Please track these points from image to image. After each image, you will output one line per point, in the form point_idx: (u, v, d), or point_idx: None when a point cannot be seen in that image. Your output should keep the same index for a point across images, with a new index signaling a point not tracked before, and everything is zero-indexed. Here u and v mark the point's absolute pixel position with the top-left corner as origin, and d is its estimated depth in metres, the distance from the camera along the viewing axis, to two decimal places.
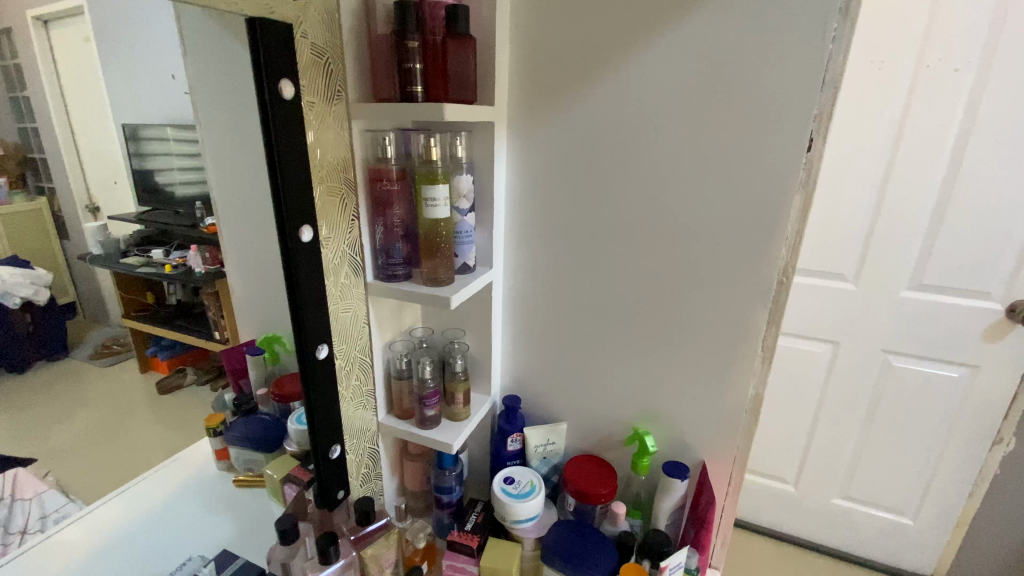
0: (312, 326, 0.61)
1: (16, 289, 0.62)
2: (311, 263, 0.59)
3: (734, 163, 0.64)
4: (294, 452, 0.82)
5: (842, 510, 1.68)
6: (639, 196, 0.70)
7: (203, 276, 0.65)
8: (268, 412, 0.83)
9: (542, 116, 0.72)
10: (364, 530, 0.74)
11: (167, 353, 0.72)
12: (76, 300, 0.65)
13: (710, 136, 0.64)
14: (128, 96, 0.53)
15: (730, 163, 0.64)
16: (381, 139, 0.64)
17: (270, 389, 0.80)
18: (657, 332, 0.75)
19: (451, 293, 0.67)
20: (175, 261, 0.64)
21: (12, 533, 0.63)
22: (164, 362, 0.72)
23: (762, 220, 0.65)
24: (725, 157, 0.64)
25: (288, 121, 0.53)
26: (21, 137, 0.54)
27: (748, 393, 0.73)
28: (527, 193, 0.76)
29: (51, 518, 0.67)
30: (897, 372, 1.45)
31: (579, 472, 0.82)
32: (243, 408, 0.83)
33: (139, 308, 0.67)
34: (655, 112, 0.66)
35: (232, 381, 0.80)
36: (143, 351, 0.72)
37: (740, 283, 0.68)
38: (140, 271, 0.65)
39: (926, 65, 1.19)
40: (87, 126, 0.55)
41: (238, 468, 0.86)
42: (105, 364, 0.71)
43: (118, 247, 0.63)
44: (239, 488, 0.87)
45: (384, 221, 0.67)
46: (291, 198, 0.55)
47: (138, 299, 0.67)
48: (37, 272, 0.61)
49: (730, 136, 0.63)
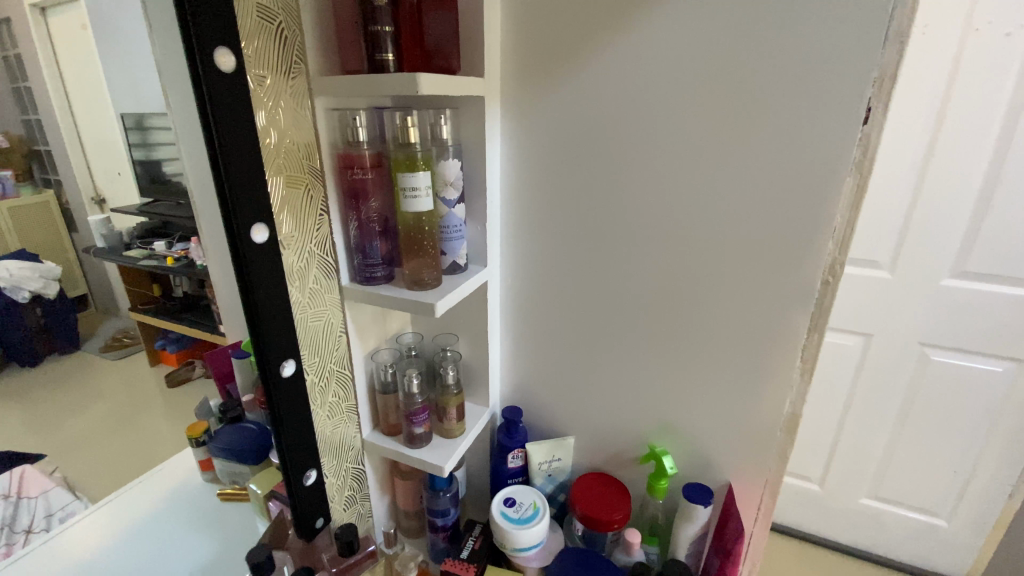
0: (273, 339, 0.52)
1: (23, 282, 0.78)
2: (269, 268, 0.50)
3: (771, 140, 0.53)
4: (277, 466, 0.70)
5: (870, 510, 1.58)
6: (656, 181, 0.60)
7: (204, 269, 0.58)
8: (255, 422, 0.73)
9: (541, 88, 0.62)
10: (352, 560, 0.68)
11: (177, 345, 0.69)
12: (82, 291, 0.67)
13: (742, 106, 0.53)
14: (116, 78, 0.51)
15: (766, 139, 0.54)
16: (350, 119, 0.55)
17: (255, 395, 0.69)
18: (676, 338, 0.66)
19: (436, 299, 0.58)
20: (178, 253, 0.59)
21: (19, 532, 0.67)
22: (173, 355, 0.69)
23: (805, 209, 0.54)
24: (761, 132, 0.54)
25: (232, 99, 0.44)
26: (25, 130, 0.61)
27: (784, 410, 0.63)
28: (524, 181, 0.67)
29: (57, 516, 0.71)
30: (934, 367, 1.33)
31: (587, 494, 0.73)
32: (229, 415, 0.76)
33: (146, 301, 0.63)
34: (675, 80, 0.55)
35: (219, 387, 0.73)
36: (152, 343, 0.69)
37: (777, 283, 0.58)
38: (142, 264, 0.60)
39: (975, 27, 1.05)
40: (85, 107, 0.56)
41: (223, 480, 0.79)
42: (116, 356, 0.76)
43: (121, 239, 0.61)
44: (224, 502, 0.79)
45: (358, 215, 0.58)
46: (239, 193, 0.46)
47: (145, 291, 0.62)
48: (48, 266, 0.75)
49: (768, 107, 0.53)
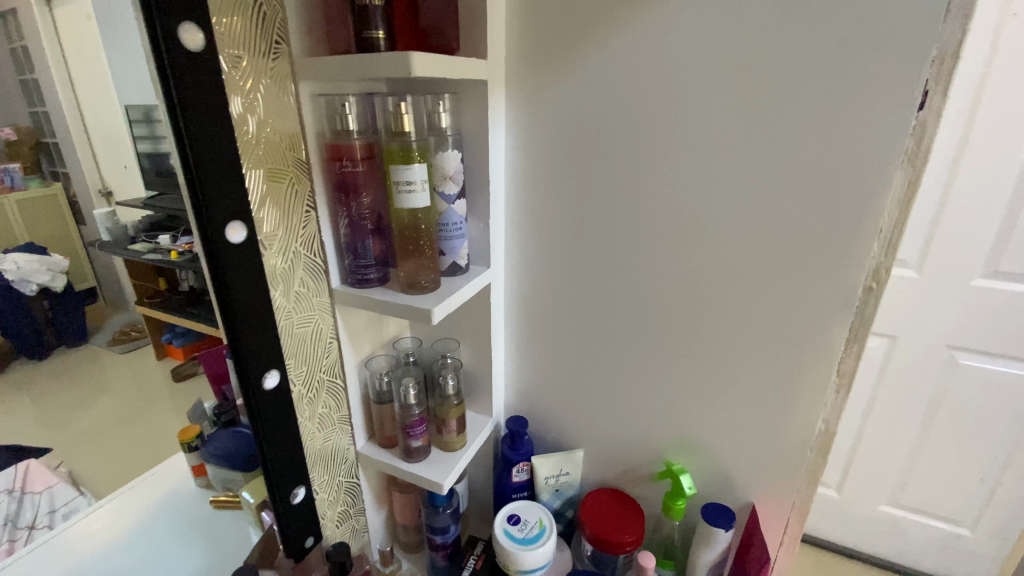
0: (255, 349, 0.47)
1: None
2: (248, 271, 0.45)
3: (810, 128, 0.48)
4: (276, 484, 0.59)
5: (889, 517, 1.51)
6: (678, 174, 0.54)
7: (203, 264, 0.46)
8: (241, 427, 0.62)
9: (551, 71, 0.56)
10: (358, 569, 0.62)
11: (182, 339, 0.59)
12: (95, 282, 0.58)
13: (778, 89, 0.48)
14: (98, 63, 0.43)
15: (805, 127, 0.48)
16: (338, 105, 0.50)
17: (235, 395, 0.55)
18: (697, 346, 0.60)
19: (433, 304, 0.53)
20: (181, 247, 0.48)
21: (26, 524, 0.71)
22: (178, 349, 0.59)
23: (847, 206, 0.49)
24: (799, 119, 0.48)
25: (201, 82, 0.39)
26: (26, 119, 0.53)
27: (816, 427, 0.58)
28: (531, 174, 0.61)
29: (59, 511, 0.73)
30: (962, 371, 1.26)
31: (598, 512, 0.68)
32: (224, 419, 0.64)
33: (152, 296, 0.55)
34: (704, 61, 0.49)
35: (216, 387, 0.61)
36: (159, 338, 0.60)
37: (812, 289, 0.53)
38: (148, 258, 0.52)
39: (1016, 10, 0.98)
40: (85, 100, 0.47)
41: (218, 485, 0.69)
42: (124, 351, 0.65)
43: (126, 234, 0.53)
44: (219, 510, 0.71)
45: (348, 212, 0.53)
46: (212, 187, 0.41)
47: (150, 286, 0.54)
48: None
49: (809, 91, 0.47)
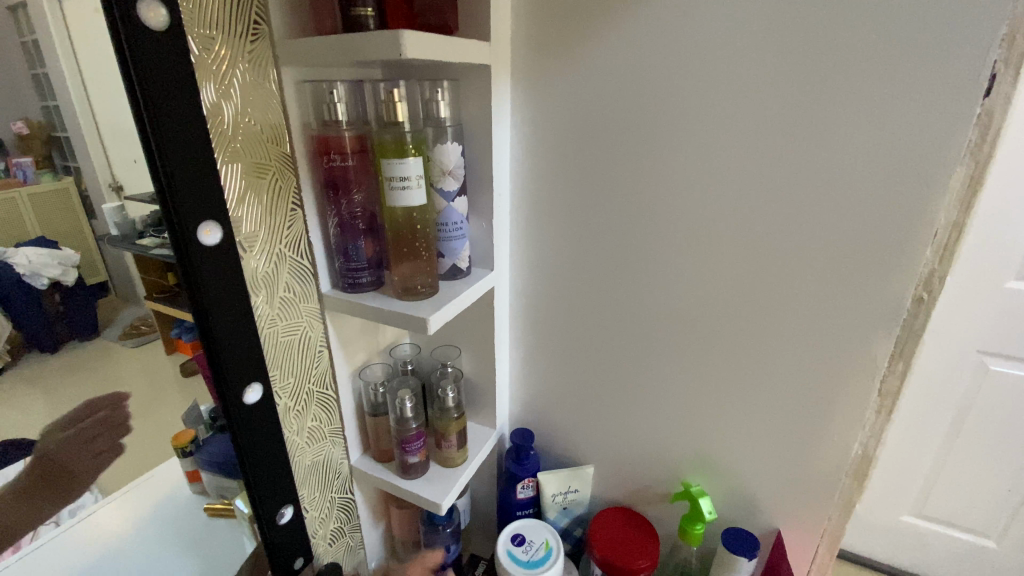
0: (235, 361, 0.43)
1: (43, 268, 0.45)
2: (226, 275, 0.41)
3: (860, 120, 0.42)
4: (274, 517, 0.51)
5: (912, 528, 1.40)
6: (708, 170, 0.49)
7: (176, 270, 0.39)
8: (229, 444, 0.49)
9: (563, 55, 0.51)
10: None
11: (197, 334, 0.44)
12: (108, 278, 0.44)
13: (825, 75, 0.42)
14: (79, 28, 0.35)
15: (854, 117, 0.43)
16: (324, 92, 0.45)
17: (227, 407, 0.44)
18: (724, 358, 0.55)
19: (430, 312, 0.48)
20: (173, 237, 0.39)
21: None
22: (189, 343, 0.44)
23: (899, 209, 0.44)
24: (848, 109, 0.42)
25: (165, 67, 0.35)
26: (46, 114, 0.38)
27: (852, 451, 0.53)
28: (539, 167, 0.56)
29: None
30: (995, 378, 1.16)
31: (609, 534, 0.64)
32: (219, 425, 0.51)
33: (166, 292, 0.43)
34: (742, 42, 0.44)
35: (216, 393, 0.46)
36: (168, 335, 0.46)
37: (853, 299, 0.48)
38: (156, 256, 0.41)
39: None
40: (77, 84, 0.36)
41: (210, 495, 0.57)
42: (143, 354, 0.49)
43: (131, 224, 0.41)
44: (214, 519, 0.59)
45: (338, 211, 0.49)
46: (181, 184, 0.37)
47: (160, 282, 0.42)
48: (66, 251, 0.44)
49: (862, 76, 0.41)
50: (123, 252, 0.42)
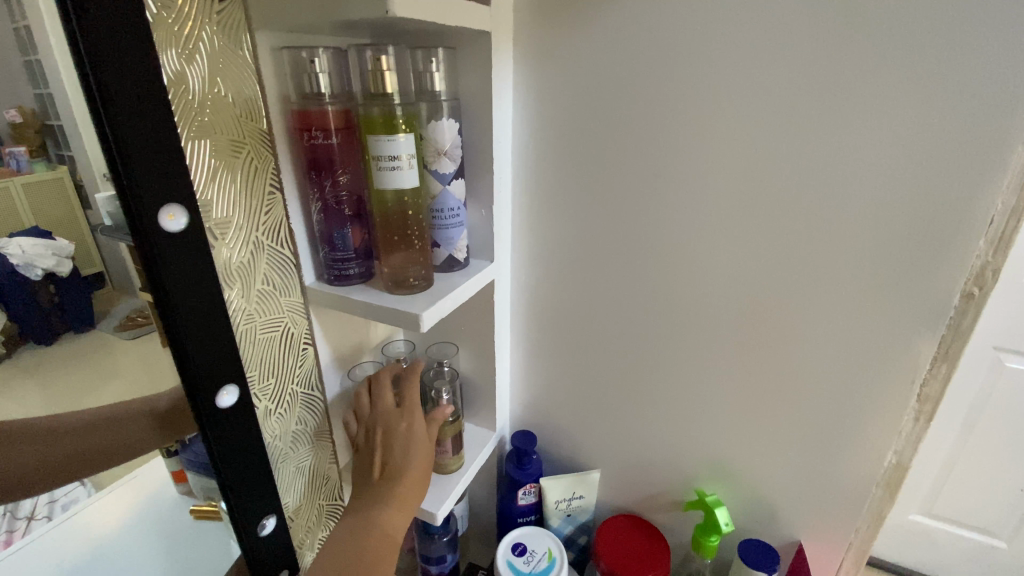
0: (209, 360, 0.38)
1: (42, 260, 0.48)
2: (196, 263, 0.36)
3: (912, 97, 0.38)
4: (263, 529, 0.46)
5: (920, 528, 1.33)
6: (738, 152, 0.44)
7: (136, 258, 0.34)
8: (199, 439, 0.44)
9: (574, 28, 0.46)
10: (416, 411, 0.54)
11: None
12: (104, 269, 0.40)
13: (876, 43, 0.38)
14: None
15: (906, 93, 0.38)
16: (303, 60, 0.40)
17: (203, 409, 0.39)
18: (748, 358, 0.51)
19: (422, 307, 0.44)
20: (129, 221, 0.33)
21: (20, 518, 0.56)
22: None
23: (947, 199, 0.40)
24: (899, 82, 0.38)
25: (114, 17, 0.29)
26: (41, 107, 0.36)
27: (885, 459, 0.50)
28: (545, 149, 0.52)
29: (60, 503, 0.58)
30: (1011, 376, 1.10)
31: (618, 543, 0.61)
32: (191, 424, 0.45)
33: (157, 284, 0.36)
34: (782, 10, 0.40)
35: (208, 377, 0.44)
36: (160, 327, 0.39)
37: (894, 298, 0.44)
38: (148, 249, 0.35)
39: None
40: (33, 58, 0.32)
41: (197, 495, 0.54)
42: (132, 341, 0.43)
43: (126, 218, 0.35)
44: (201, 521, 0.55)
45: (320, 194, 0.44)
46: (137, 156, 0.31)
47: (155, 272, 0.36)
48: (61, 243, 0.44)
49: (915, 50, 0.37)
50: (119, 243, 0.37)
